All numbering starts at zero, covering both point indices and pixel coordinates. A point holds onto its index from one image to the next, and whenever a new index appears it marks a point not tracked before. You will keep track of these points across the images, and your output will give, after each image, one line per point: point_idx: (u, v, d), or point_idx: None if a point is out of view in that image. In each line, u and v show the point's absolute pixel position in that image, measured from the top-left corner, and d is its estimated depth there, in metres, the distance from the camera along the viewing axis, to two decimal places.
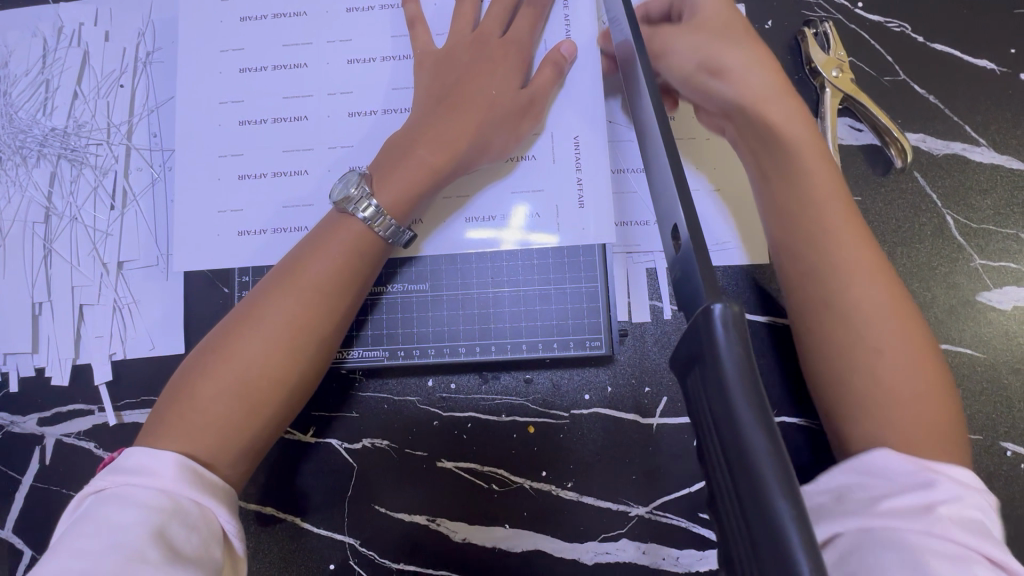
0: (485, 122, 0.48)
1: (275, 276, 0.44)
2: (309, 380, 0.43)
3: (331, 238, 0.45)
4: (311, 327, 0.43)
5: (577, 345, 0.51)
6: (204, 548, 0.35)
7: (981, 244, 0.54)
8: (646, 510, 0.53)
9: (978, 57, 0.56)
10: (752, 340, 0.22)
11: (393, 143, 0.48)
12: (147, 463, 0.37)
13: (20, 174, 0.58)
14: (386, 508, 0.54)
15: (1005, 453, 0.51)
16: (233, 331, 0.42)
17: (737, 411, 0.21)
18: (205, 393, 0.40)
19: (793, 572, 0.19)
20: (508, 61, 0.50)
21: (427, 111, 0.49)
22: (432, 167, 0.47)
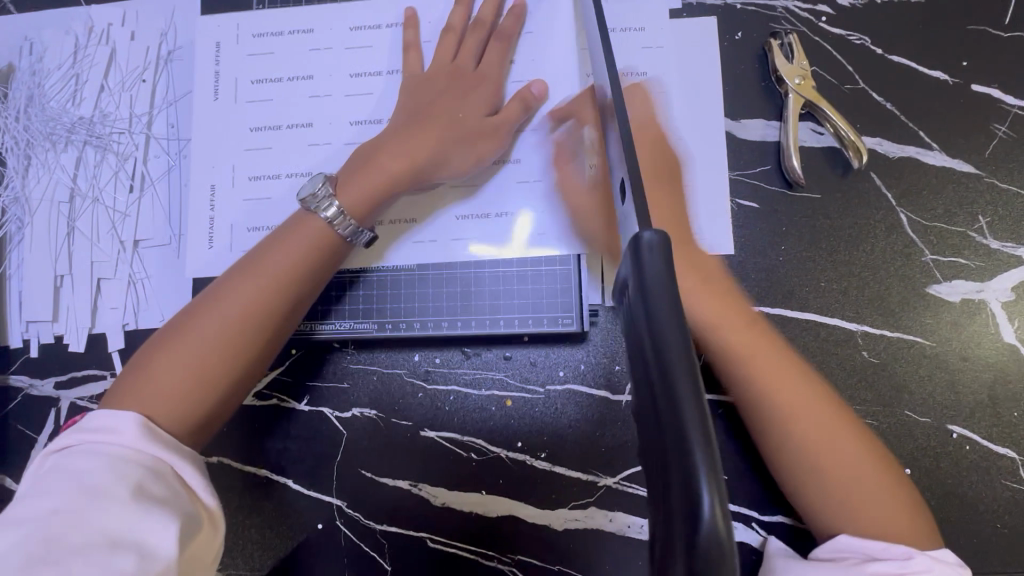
0: (447, 138, 0.53)
1: (236, 267, 0.50)
2: (253, 364, 0.48)
3: (293, 235, 0.50)
4: (262, 313, 0.48)
5: (551, 322, 0.56)
6: (173, 490, 0.40)
7: (932, 241, 0.58)
8: (613, 480, 0.56)
9: (932, 69, 0.60)
10: (673, 262, 0.28)
11: (361, 151, 0.54)
12: (106, 422, 0.42)
13: (49, 158, 0.63)
14: (373, 473, 0.58)
15: (951, 435, 0.55)
16: (192, 314, 0.47)
17: (656, 316, 0.26)
18: (162, 367, 0.45)
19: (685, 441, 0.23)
20: (477, 90, 0.56)
21: (399, 133, 0.53)
22: (390, 175, 0.52)
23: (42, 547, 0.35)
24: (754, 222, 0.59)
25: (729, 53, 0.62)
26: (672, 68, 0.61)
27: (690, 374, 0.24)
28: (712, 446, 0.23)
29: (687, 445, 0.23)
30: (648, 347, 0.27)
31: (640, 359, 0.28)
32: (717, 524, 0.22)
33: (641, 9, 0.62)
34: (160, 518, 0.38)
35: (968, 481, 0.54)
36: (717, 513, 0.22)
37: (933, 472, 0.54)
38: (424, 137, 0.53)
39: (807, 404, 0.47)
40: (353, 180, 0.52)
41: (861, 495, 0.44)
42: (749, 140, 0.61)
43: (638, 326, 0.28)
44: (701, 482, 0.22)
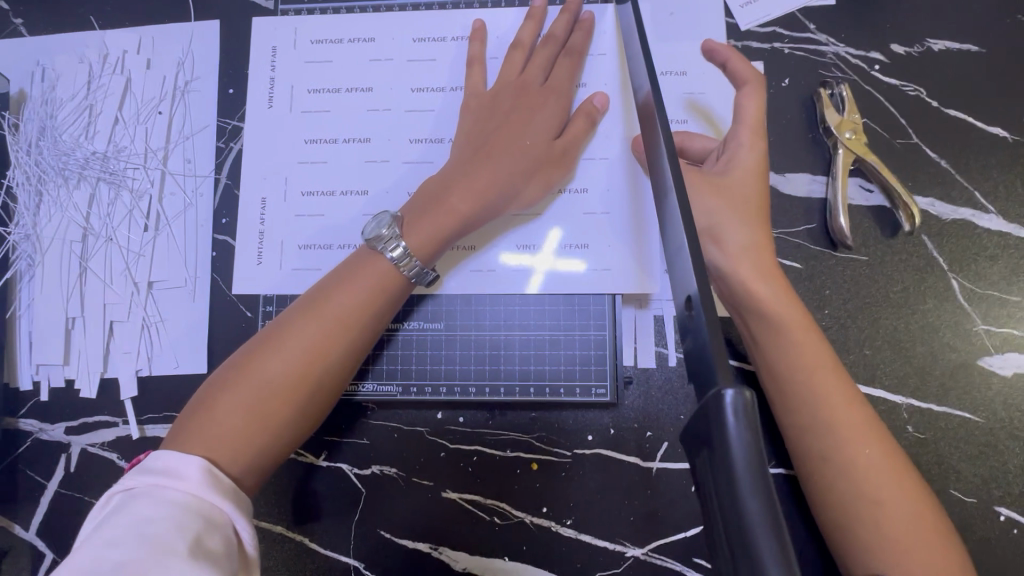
0: (520, 171, 0.51)
1: (302, 301, 0.48)
2: (316, 405, 0.46)
3: (361, 271, 0.48)
4: (329, 352, 0.46)
5: (583, 391, 0.54)
6: (227, 548, 0.38)
7: (985, 310, 0.55)
8: (642, 551, 0.54)
9: (991, 124, 0.57)
10: (761, 430, 0.25)
11: (429, 189, 0.51)
12: (171, 468, 0.40)
13: (61, 194, 0.61)
14: (391, 534, 0.56)
15: (998, 517, 0.52)
16: (259, 348, 0.46)
17: (746, 503, 0.24)
18: (225, 406, 0.43)
19: None
20: (545, 114, 0.52)
21: (466, 161, 0.51)
22: (461, 213, 0.49)
23: None
24: (796, 283, 0.56)
25: (775, 101, 0.59)
26: (714, 116, 0.58)
27: (785, 567, 0.23)
28: None
29: None
30: (734, 531, 0.25)
31: (713, 510, 0.27)
32: None
33: (683, 52, 0.59)
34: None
35: (1015, 566, 0.52)
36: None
37: (979, 557, 0.52)
38: (502, 162, 0.50)
39: (872, 449, 0.44)
40: (419, 215, 0.49)
41: (908, 543, 0.42)
42: (794, 195, 0.58)
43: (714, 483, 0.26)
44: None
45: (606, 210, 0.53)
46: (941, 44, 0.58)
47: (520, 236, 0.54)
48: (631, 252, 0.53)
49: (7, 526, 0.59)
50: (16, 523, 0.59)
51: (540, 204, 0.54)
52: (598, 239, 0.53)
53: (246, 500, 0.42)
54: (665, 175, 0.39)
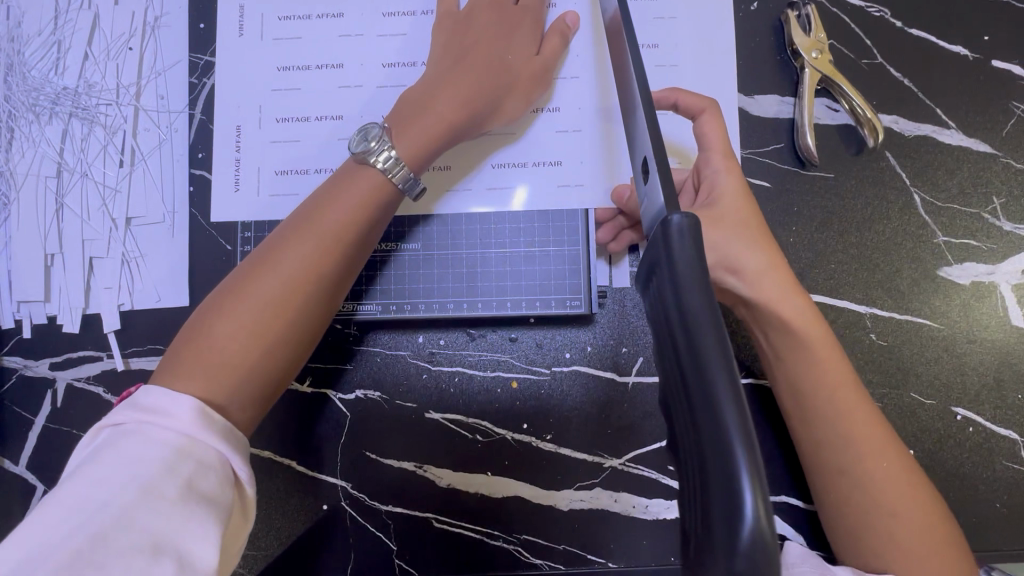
0: (500, 86, 0.52)
1: (289, 226, 0.48)
2: (313, 325, 0.47)
3: (346, 190, 0.48)
4: (320, 272, 0.46)
5: (558, 305, 0.55)
6: (221, 486, 0.39)
7: (945, 222, 0.57)
8: (619, 462, 0.56)
9: (953, 43, 0.58)
10: (702, 246, 0.27)
11: (411, 99, 0.51)
12: (163, 404, 0.40)
13: (33, 131, 0.60)
14: (377, 455, 0.58)
15: (955, 417, 0.55)
16: (248, 274, 0.45)
17: (688, 299, 0.25)
18: (224, 332, 0.43)
19: (723, 438, 0.22)
20: (521, 34, 0.53)
21: (444, 77, 0.51)
22: (446, 122, 0.50)
23: (90, 543, 0.33)
24: (765, 202, 0.58)
25: (744, 25, 0.60)
26: (685, 38, 0.59)
27: (719, 347, 0.24)
28: (750, 439, 0.22)
29: (724, 439, 0.22)
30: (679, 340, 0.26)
31: (666, 347, 0.27)
32: (759, 530, 0.21)
33: None
34: (200, 524, 0.36)
35: (970, 461, 0.55)
36: (760, 514, 0.21)
37: (937, 455, 0.55)
38: (482, 74, 0.51)
39: (884, 456, 0.45)
40: (402, 135, 0.49)
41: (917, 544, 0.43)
42: (762, 117, 0.59)
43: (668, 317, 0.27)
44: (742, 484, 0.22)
45: (579, 128, 0.55)
46: None
47: (496, 156, 0.55)
48: (602, 167, 0.54)
49: None
50: (4, 457, 0.60)
51: (520, 122, 0.55)
52: (572, 156, 0.55)
53: (240, 438, 0.42)
54: (628, 74, 0.40)
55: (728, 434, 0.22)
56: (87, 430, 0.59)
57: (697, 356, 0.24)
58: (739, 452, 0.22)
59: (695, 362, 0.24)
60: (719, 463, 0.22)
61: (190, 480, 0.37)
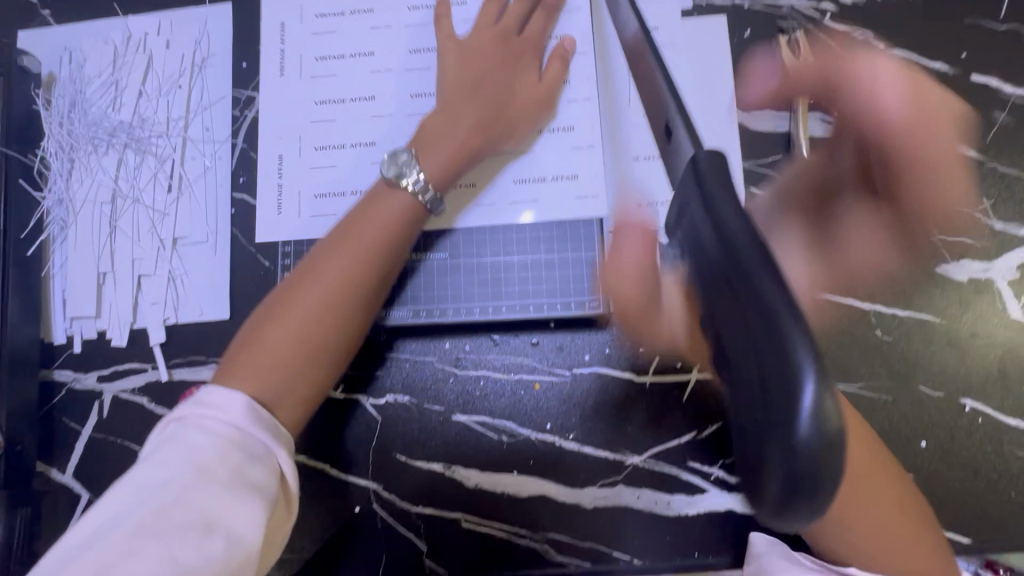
0: (509, 114, 0.57)
1: (330, 239, 0.52)
2: (354, 331, 0.51)
3: (381, 207, 0.53)
4: (360, 282, 0.51)
5: (578, 306, 0.59)
6: (268, 477, 0.41)
7: (939, 223, 0.60)
8: (640, 459, 0.58)
9: (933, 60, 0.63)
10: (726, 165, 0.27)
11: (431, 126, 0.56)
12: (218, 401, 0.44)
13: (91, 161, 0.66)
14: (407, 456, 0.60)
15: (963, 408, 0.57)
16: (296, 284, 0.50)
17: (722, 207, 0.25)
18: (276, 338, 0.48)
19: (784, 346, 0.21)
20: (527, 59, 0.59)
21: (462, 99, 0.57)
22: (466, 149, 0.56)
23: (152, 516, 0.37)
24: (768, 208, 0.62)
25: (739, 50, 0.65)
26: (684, 64, 0.64)
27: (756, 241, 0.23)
28: (813, 339, 0.21)
29: (785, 346, 0.21)
30: (714, 248, 0.25)
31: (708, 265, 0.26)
32: (827, 430, 0.20)
33: (653, 10, 0.65)
34: (247, 507, 0.39)
35: (981, 451, 0.57)
36: (825, 405, 0.20)
37: (947, 445, 0.57)
38: (492, 103, 0.57)
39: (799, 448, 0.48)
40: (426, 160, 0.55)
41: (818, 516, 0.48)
42: (761, 131, 0.63)
43: (707, 246, 0.26)
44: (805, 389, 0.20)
45: (590, 143, 0.60)
46: None
47: (514, 172, 0.60)
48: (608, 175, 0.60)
49: (43, 471, 0.62)
50: (52, 467, 0.62)
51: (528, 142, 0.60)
52: (586, 169, 0.60)
53: (285, 435, 0.46)
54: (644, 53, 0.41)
55: (790, 343, 0.20)
56: (132, 438, 0.62)
57: (740, 261, 0.23)
58: (802, 356, 0.20)
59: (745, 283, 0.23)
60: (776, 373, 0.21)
61: (241, 468, 0.40)
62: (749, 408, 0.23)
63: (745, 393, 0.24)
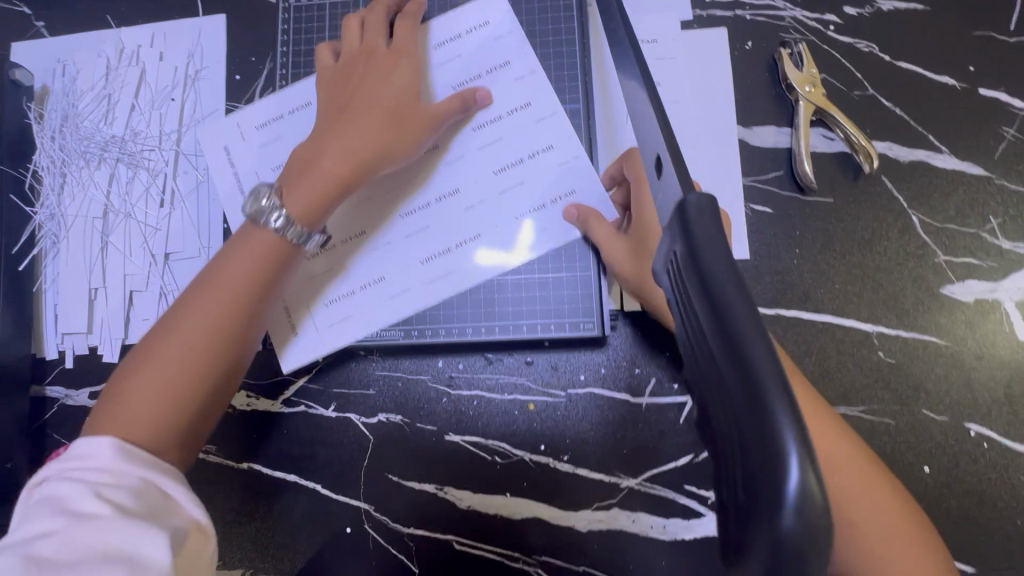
0: (391, 142, 0.55)
1: (194, 283, 0.49)
2: (225, 377, 0.48)
3: (242, 245, 0.50)
4: (223, 327, 0.47)
5: (572, 326, 0.58)
6: (154, 508, 0.40)
7: (944, 242, 0.59)
8: (635, 482, 0.57)
9: (940, 74, 0.62)
10: (718, 216, 0.26)
11: (299, 158, 0.54)
12: (87, 449, 0.42)
13: (83, 176, 0.66)
14: (399, 477, 0.59)
15: (968, 433, 0.56)
16: (159, 333, 0.47)
17: (710, 267, 0.24)
18: (140, 389, 0.45)
19: (769, 421, 0.21)
20: (407, 79, 0.58)
21: (337, 124, 0.55)
22: (336, 177, 0.52)
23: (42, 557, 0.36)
24: (768, 227, 0.60)
25: (740, 62, 0.64)
26: (683, 77, 0.63)
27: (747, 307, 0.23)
28: (799, 415, 0.21)
29: (771, 421, 0.21)
30: (701, 305, 0.25)
31: (693, 318, 0.26)
32: (811, 498, 0.20)
33: (652, 23, 0.64)
34: (143, 529, 0.38)
35: (987, 478, 0.55)
36: (811, 482, 0.20)
37: (951, 470, 0.55)
38: (374, 128, 0.54)
39: None
40: (298, 188, 0.52)
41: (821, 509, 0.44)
42: (762, 146, 0.62)
43: (689, 296, 0.26)
44: (792, 465, 0.20)
45: (577, 157, 0.59)
46: (890, 4, 0.63)
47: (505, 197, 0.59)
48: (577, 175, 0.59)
49: None
50: None
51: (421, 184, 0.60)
52: (580, 184, 0.58)
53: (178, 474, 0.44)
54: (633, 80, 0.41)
55: (776, 416, 0.20)
56: None
57: (729, 330, 0.23)
58: (789, 431, 0.20)
59: (728, 345, 0.23)
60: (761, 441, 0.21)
61: (127, 500, 0.39)
62: (732, 465, 0.24)
63: (729, 449, 0.24)
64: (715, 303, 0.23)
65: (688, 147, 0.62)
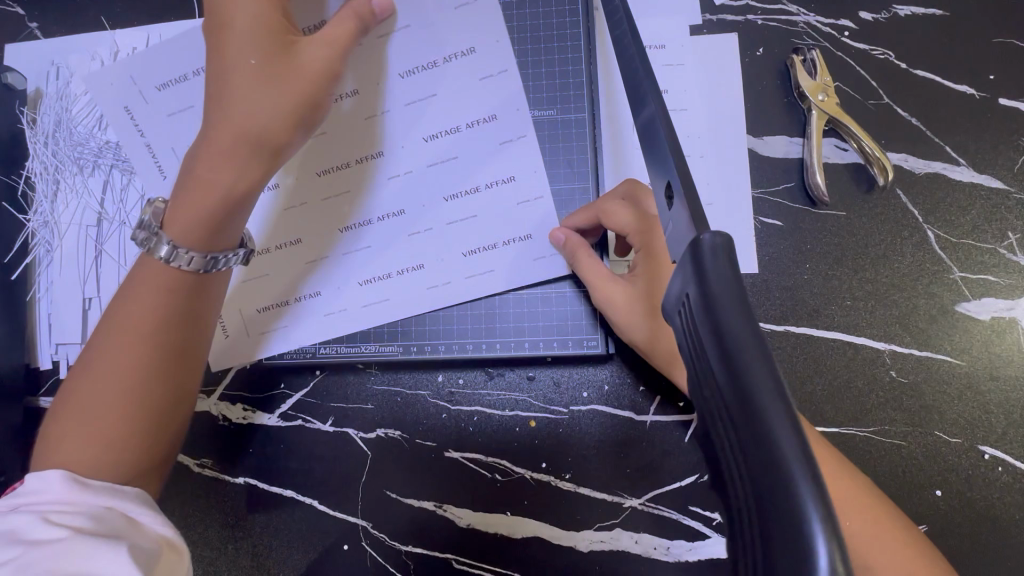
0: (274, 125, 0.47)
1: (103, 323, 0.46)
2: (159, 417, 0.45)
3: (140, 280, 0.46)
4: (137, 366, 0.44)
5: (575, 344, 0.58)
6: (122, 531, 0.39)
7: (960, 258, 0.57)
8: (639, 502, 0.56)
9: (958, 83, 0.60)
10: (736, 262, 0.25)
11: (185, 167, 0.47)
12: (36, 486, 0.40)
13: (77, 183, 0.64)
14: (397, 494, 0.58)
15: (982, 455, 0.54)
16: (76, 381, 0.44)
17: (725, 319, 0.24)
18: (66, 441, 0.42)
19: (789, 490, 0.20)
20: (274, 41, 0.47)
21: (215, 113, 0.47)
22: (218, 188, 0.46)
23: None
24: (778, 240, 0.59)
25: (751, 69, 0.62)
26: (692, 84, 0.61)
27: (767, 365, 0.22)
28: (821, 485, 0.20)
29: (792, 490, 0.20)
30: (715, 358, 0.24)
31: (705, 370, 0.25)
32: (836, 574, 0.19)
33: (661, 28, 0.62)
34: (109, 546, 0.37)
35: (1001, 502, 0.53)
36: (836, 560, 0.19)
37: (963, 494, 0.54)
38: (249, 111, 0.46)
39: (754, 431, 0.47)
40: (177, 199, 0.47)
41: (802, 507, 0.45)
42: (773, 157, 0.60)
43: (702, 344, 0.25)
44: (816, 535, 0.19)
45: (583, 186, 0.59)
46: (907, 9, 0.61)
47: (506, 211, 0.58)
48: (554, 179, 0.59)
49: None
50: None
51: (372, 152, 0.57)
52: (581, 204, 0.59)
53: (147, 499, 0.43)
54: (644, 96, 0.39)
55: (798, 485, 0.20)
56: None
57: (746, 389, 0.22)
58: (811, 503, 0.20)
59: (746, 400, 0.22)
60: (779, 507, 0.20)
61: (88, 524, 0.38)
62: (745, 526, 0.23)
63: (741, 509, 0.24)
64: (731, 359, 0.23)
65: (697, 157, 0.60)
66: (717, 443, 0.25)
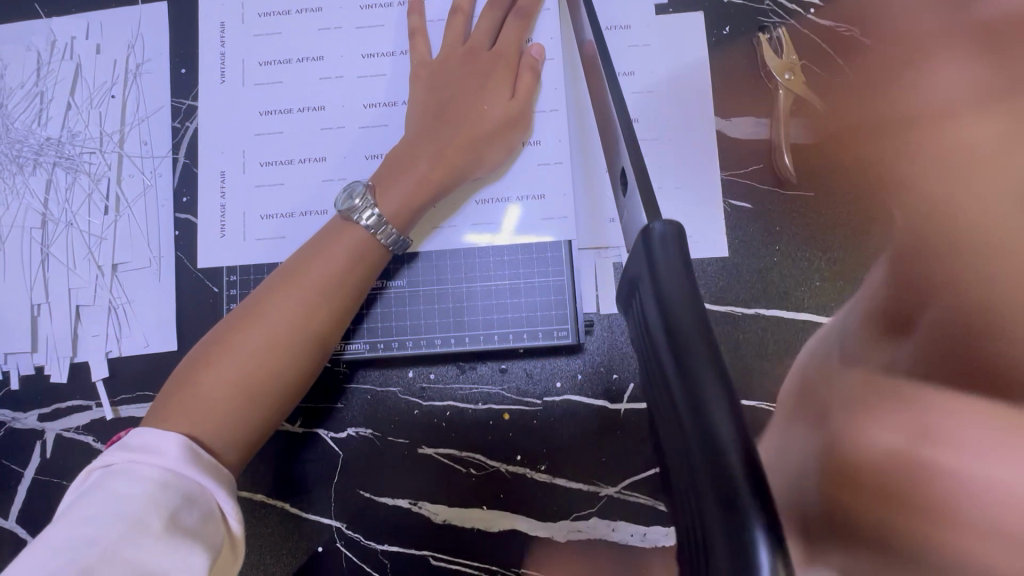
0: (477, 136, 0.53)
1: (279, 275, 0.49)
2: (298, 378, 0.47)
3: (331, 244, 0.49)
4: (311, 322, 0.47)
5: (546, 335, 0.56)
6: (203, 526, 0.38)
7: None
8: (615, 490, 0.56)
9: (924, 59, 0.59)
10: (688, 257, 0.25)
11: (394, 157, 0.53)
12: (152, 442, 0.40)
13: (18, 182, 0.61)
14: (371, 493, 0.57)
15: None
16: (237, 326, 0.46)
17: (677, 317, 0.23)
18: (210, 385, 0.43)
19: (730, 498, 0.19)
20: (499, 75, 0.55)
21: (427, 123, 0.53)
22: (430, 180, 0.52)
23: None
24: (748, 223, 0.58)
25: (718, 48, 0.60)
26: (658, 65, 0.60)
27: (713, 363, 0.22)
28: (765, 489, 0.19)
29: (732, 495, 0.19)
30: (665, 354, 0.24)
31: (657, 369, 0.25)
32: None
33: (624, 7, 0.60)
34: (184, 558, 0.36)
35: None
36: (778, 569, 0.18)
37: None
38: (466, 120, 0.53)
39: None
40: (315, 239, 0.50)
41: None
42: (741, 139, 0.59)
43: (655, 341, 0.24)
44: (759, 540, 0.18)
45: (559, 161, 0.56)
46: None
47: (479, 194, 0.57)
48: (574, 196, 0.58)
49: None
50: None
51: (503, 167, 0.56)
52: (554, 190, 0.56)
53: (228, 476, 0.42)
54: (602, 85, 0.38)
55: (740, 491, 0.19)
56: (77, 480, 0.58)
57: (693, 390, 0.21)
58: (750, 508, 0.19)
59: (692, 391, 0.22)
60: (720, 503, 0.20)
61: (155, 517, 0.36)
62: (691, 529, 0.23)
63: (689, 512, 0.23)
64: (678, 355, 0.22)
65: (664, 140, 0.59)
66: (670, 442, 0.24)
